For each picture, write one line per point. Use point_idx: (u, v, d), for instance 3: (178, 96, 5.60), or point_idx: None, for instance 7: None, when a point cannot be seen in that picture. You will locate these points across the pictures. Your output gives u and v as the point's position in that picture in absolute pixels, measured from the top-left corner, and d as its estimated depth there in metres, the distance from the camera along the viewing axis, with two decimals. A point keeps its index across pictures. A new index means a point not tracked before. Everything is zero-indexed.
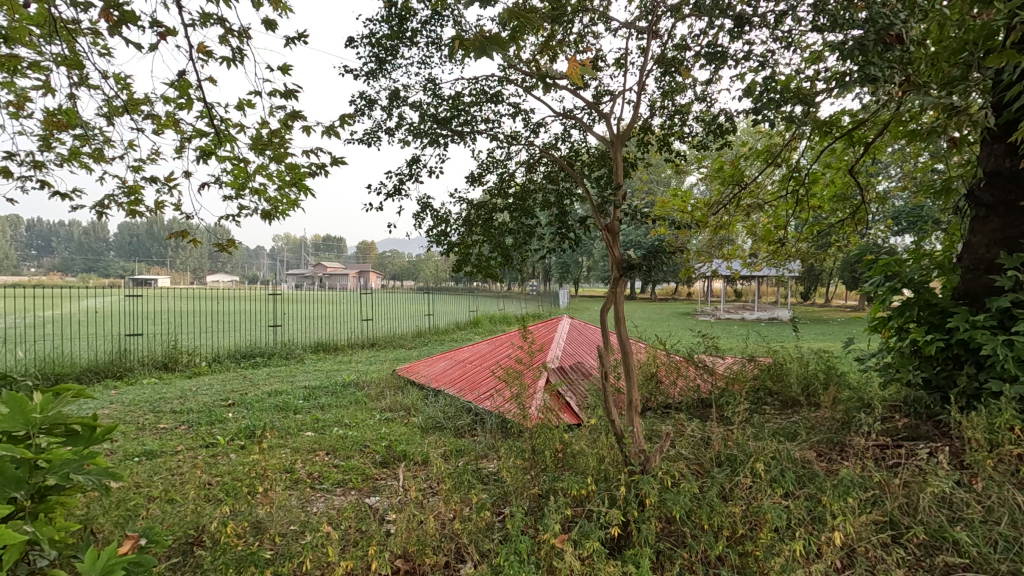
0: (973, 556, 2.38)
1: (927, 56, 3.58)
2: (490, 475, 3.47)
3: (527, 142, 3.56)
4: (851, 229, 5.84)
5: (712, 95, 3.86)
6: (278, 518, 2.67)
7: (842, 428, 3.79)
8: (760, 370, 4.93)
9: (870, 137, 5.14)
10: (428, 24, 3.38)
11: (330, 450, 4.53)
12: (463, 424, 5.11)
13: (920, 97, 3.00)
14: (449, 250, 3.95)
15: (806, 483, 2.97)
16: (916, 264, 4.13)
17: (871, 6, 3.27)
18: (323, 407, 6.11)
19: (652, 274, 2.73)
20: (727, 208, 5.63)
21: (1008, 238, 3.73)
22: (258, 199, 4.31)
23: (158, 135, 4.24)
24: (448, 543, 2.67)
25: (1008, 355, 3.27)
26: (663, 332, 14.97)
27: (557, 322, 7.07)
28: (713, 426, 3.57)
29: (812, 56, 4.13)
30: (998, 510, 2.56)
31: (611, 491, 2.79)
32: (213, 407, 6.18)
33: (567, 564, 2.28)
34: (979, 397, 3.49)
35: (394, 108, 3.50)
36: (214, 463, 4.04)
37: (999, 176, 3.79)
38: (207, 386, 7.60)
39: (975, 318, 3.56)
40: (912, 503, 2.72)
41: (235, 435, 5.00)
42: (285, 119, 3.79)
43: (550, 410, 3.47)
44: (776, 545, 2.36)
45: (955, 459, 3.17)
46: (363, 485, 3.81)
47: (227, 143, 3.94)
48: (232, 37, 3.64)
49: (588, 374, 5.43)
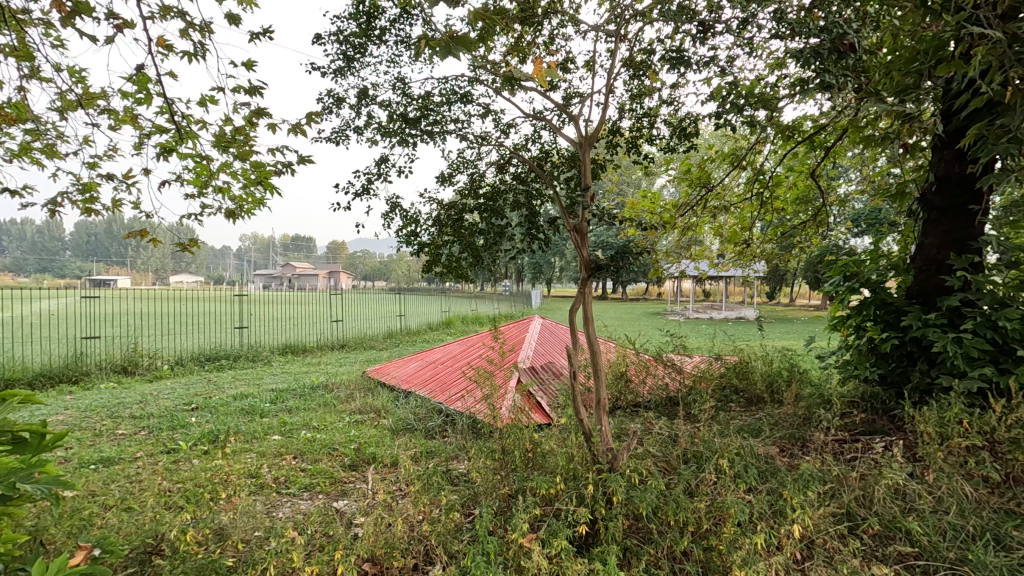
0: (924, 544, 2.50)
1: (881, 65, 3.74)
2: (461, 476, 3.47)
3: (497, 142, 3.56)
4: (813, 231, 6.01)
5: (679, 99, 3.94)
6: (241, 525, 2.61)
7: (804, 425, 3.90)
8: (726, 369, 5.03)
9: (831, 141, 5.32)
10: (397, 23, 3.35)
11: (297, 454, 4.44)
12: (434, 424, 5.09)
13: (875, 106, 3.11)
14: (419, 250, 3.94)
15: (769, 477, 3.06)
16: (873, 264, 4.30)
17: (828, 15, 3.39)
18: (291, 410, 5.99)
19: (621, 275, 2.77)
20: (694, 209, 5.73)
21: (958, 240, 3.91)
22: (221, 198, 4.20)
23: (115, 131, 4.07)
24: (417, 545, 2.64)
25: (957, 352, 3.44)
26: (633, 334, 15.10)
27: (528, 322, 7.09)
28: (680, 423, 3.66)
29: (774, 63, 4.26)
30: (948, 500, 2.69)
31: (579, 490, 2.81)
32: (175, 412, 5.99)
33: (535, 563, 2.29)
34: (931, 392, 3.64)
35: (363, 107, 3.46)
36: (175, 469, 3.92)
37: (948, 181, 3.98)
38: (169, 390, 7.38)
39: (927, 317, 3.73)
40: (868, 494, 2.81)
41: (197, 440, 4.86)
42: (249, 116, 3.69)
43: (520, 410, 3.49)
44: (739, 539, 2.42)
45: (909, 452, 3.31)
46: (331, 489, 3.75)
47: (188, 140, 3.80)
48: (192, 31, 3.51)
49: (559, 374, 5.44)
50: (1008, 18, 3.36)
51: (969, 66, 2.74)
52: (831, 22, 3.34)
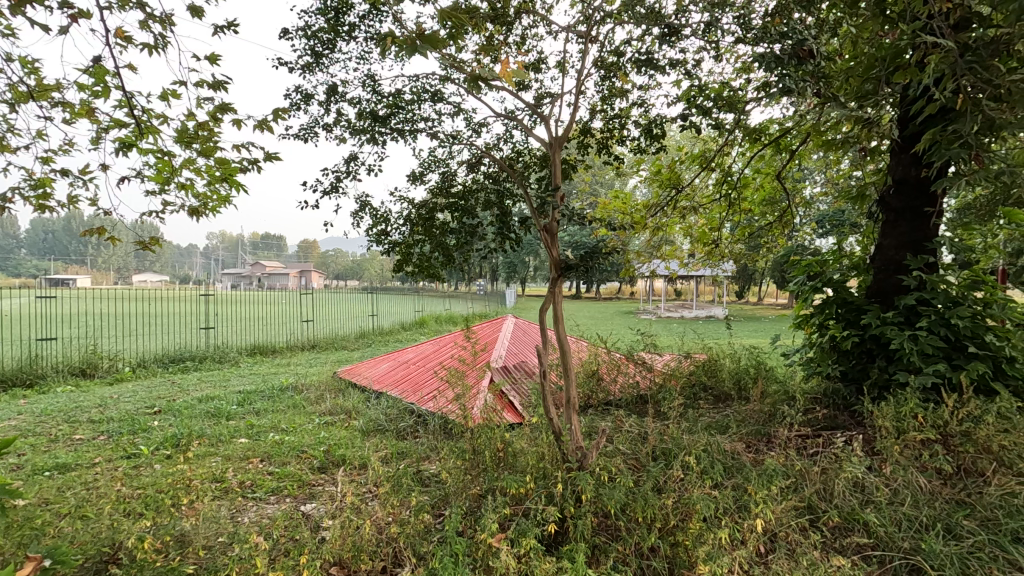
0: (880, 535, 2.58)
1: (841, 70, 3.85)
2: (431, 477, 3.45)
3: (468, 142, 3.55)
4: (779, 232, 6.16)
5: (649, 100, 3.99)
6: (203, 530, 2.55)
7: (769, 420, 3.98)
8: (696, 367, 5.10)
9: (796, 144, 5.47)
10: (366, 19, 3.31)
11: (264, 457, 4.35)
12: (406, 425, 5.03)
13: (834, 111, 3.21)
14: (390, 249, 3.93)
15: (734, 473, 3.13)
16: (835, 264, 4.42)
17: (789, 22, 3.49)
18: (258, 412, 5.87)
19: (591, 274, 2.78)
20: (665, 209, 5.81)
21: (914, 241, 4.04)
22: (184, 194, 4.08)
23: (70, 124, 3.90)
24: (385, 547, 2.61)
25: (913, 349, 3.57)
26: (606, 334, 15.10)
27: (501, 321, 7.08)
28: (649, 421, 3.71)
29: (741, 66, 4.35)
30: (902, 492, 2.78)
31: (548, 488, 2.82)
32: (137, 415, 5.80)
33: (503, 563, 2.29)
34: (889, 387, 3.76)
35: (332, 104, 3.42)
36: (135, 475, 3.79)
37: (906, 184, 4.12)
38: (130, 393, 7.14)
39: (885, 315, 3.86)
40: (828, 488, 2.89)
41: (159, 444, 4.71)
42: (213, 112, 3.60)
43: (492, 409, 3.47)
44: (705, 534, 2.46)
45: (867, 446, 3.41)
46: (298, 492, 3.68)
47: (149, 135, 3.68)
48: (153, 23, 3.40)
49: (531, 373, 5.43)
50: (958, 29, 3.50)
51: (924, 74, 2.85)
52: (791, 28, 3.43)
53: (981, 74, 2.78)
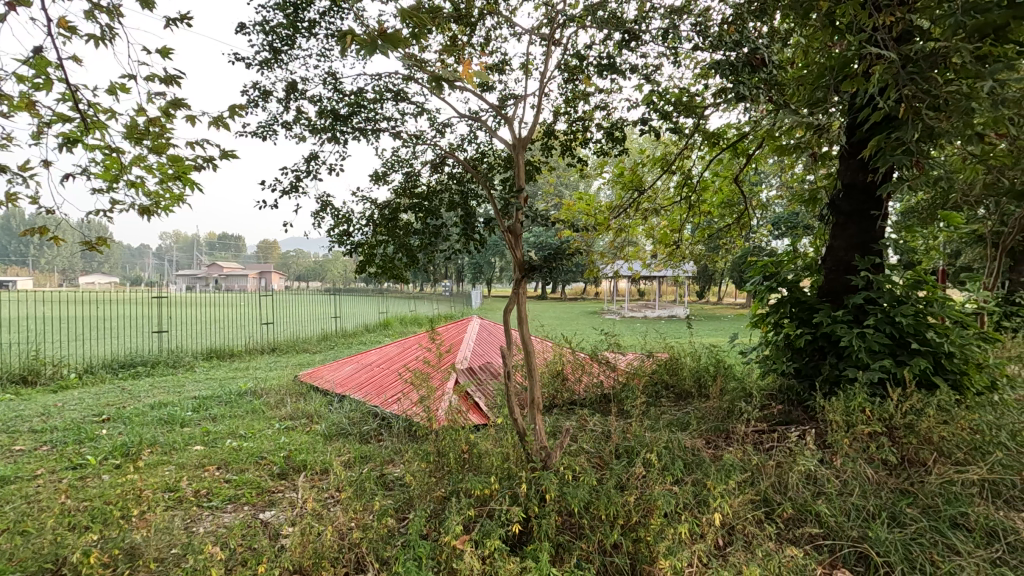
0: (830, 525, 2.69)
1: (793, 78, 3.99)
2: (395, 480, 3.42)
3: (431, 142, 3.52)
4: (737, 233, 6.35)
5: (611, 103, 4.05)
6: (155, 542, 2.44)
7: (728, 417, 4.08)
8: (658, 365, 5.21)
9: (752, 149, 5.65)
10: (326, 16, 3.25)
11: (220, 464, 4.21)
12: (369, 429, 4.95)
13: (786, 118, 3.33)
14: (352, 250, 3.87)
15: (694, 468, 3.21)
16: (789, 265, 4.59)
17: (744, 31, 3.60)
18: (215, 418, 5.68)
19: (554, 275, 2.79)
20: (627, 211, 5.91)
21: (862, 243, 4.23)
22: (134, 193, 3.92)
23: (8, 118, 3.69)
24: (347, 553, 2.56)
25: (861, 346, 3.74)
26: (570, 334, 15.25)
27: (467, 322, 7.07)
28: (612, 419, 3.77)
29: (700, 72, 4.47)
30: (852, 483, 2.91)
31: (513, 489, 2.82)
32: (83, 424, 5.52)
33: (467, 565, 2.29)
34: (839, 383, 3.93)
35: (292, 101, 3.35)
36: (81, 487, 3.61)
37: (854, 188, 4.28)
38: (76, 401, 6.80)
39: (835, 314, 4.03)
40: (783, 481, 3.00)
41: (108, 454, 4.50)
42: (165, 108, 3.47)
43: (457, 411, 3.46)
44: (665, 529, 2.51)
45: (819, 439, 3.55)
46: (257, 499, 3.57)
47: (96, 130, 3.51)
48: (99, 13, 3.26)
49: (496, 374, 5.43)
50: (901, 41, 3.67)
51: (869, 83, 2.98)
52: (745, 37, 3.55)
53: (921, 84, 2.94)
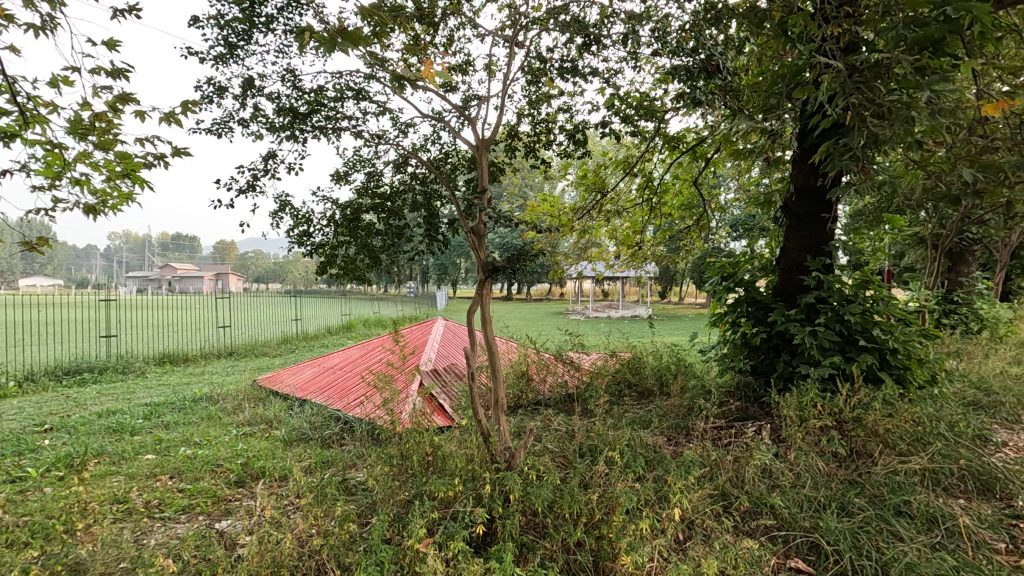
0: (784, 516, 2.78)
1: (747, 85, 4.13)
2: (357, 485, 3.36)
3: (394, 142, 3.47)
4: (696, 234, 6.50)
5: (573, 106, 4.09)
6: (102, 556, 2.33)
7: (688, 414, 4.17)
8: (620, 365, 5.29)
9: (710, 153, 5.80)
10: (285, 11, 3.16)
11: (173, 473, 4.05)
12: (331, 433, 4.85)
13: (742, 123, 3.44)
14: (313, 250, 3.78)
15: (655, 465, 3.27)
16: (745, 266, 4.73)
17: (701, 38, 3.70)
18: (167, 426, 5.46)
19: (517, 276, 2.79)
20: (591, 212, 5.98)
21: (812, 244, 4.40)
22: (78, 190, 3.74)
23: None
24: (307, 561, 2.51)
25: (812, 343, 3.89)
26: (534, 334, 15.33)
27: (431, 323, 7.01)
28: (576, 418, 3.81)
29: (660, 77, 4.56)
30: (804, 476, 3.02)
31: (477, 490, 2.82)
32: (22, 435, 5.22)
33: (430, 567, 2.27)
34: (792, 379, 4.08)
35: (249, 98, 3.25)
36: (20, 501, 3.41)
37: (806, 191, 4.45)
38: (15, 410, 6.42)
39: (789, 312, 4.18)
40: (739, 475, 3.09)
41: (50, 465, 4.27)
42: (112, 102, 3.32)
43: (420, 413, 3.42)
44: (627, 525, 2.55)
45: (774, 434, 3.67)
46: (212, 509, 3.45)
47: (36, 124, 3.34)
48: (40, 2, 3.10)
49: (461, 375, 5.41)
50: (848, 52, 3.84)
51: (819, 91, 3.10)
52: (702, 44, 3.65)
53: (866, 93, 3.08)
